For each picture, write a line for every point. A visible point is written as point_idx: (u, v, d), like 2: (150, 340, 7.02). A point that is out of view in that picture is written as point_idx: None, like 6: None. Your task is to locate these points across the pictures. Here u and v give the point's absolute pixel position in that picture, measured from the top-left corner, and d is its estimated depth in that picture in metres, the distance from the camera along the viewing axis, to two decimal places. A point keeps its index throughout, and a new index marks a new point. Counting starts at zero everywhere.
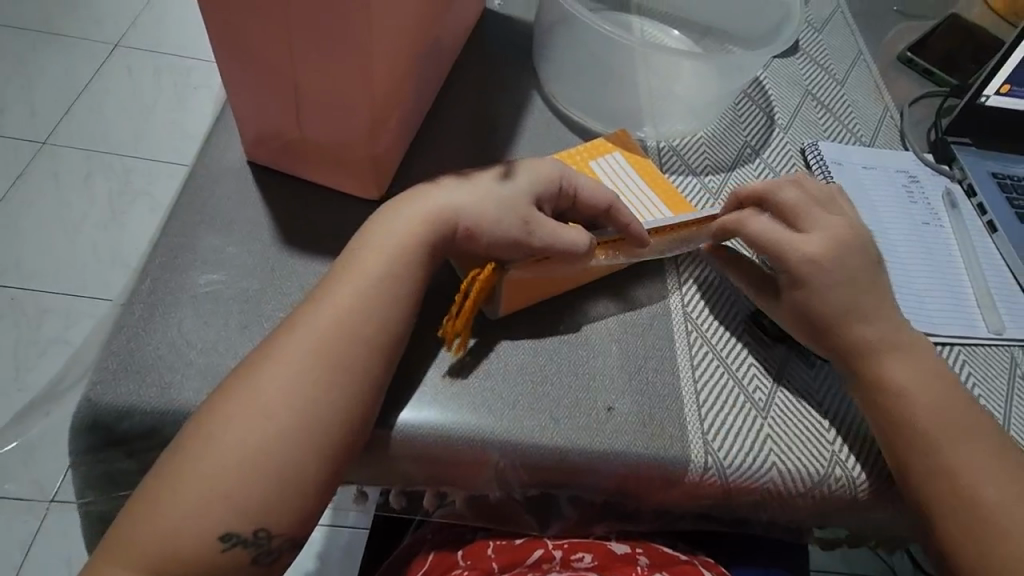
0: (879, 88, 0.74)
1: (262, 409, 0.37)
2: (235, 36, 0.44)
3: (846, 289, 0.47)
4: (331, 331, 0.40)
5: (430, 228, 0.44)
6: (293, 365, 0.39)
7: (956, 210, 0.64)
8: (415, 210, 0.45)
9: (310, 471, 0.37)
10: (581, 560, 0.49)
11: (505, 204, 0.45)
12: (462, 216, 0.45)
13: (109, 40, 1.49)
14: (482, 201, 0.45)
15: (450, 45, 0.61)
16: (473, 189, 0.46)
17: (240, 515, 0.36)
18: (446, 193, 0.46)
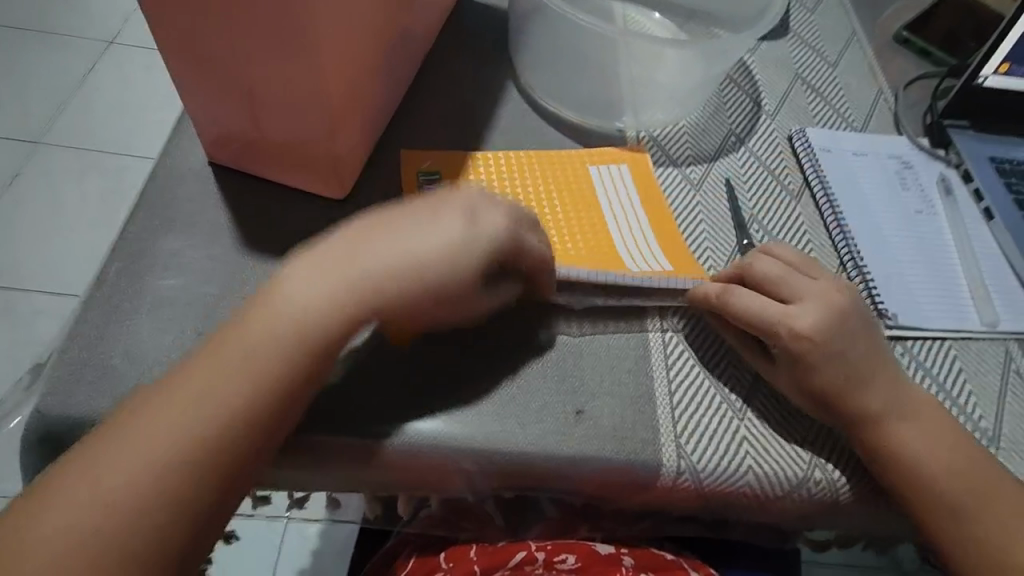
0: (874, 69, 0.71)
1: (183, 420, 0.35)
2: (186, 36, 0.43)
3: (826, 363, 0.43)
4: (273, 355, 0.37)
5: (358, 301, 0.38)
6: (221, 381, 0.36)
7: (950, 197, 0.62)
8: (346, 268, 0.39)
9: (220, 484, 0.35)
10: (565, 562, 0.45)
11: (445, 263, 0.40)
12: (393, 281, 0.39)
13: (102, 37, 1.48)
14: (417, 257, 0.40)
15: (421, 36, 0.59)
16: (415, 240, 0.40)
17: (130, 531, 0.33)
18: (374, 241, 0.40)
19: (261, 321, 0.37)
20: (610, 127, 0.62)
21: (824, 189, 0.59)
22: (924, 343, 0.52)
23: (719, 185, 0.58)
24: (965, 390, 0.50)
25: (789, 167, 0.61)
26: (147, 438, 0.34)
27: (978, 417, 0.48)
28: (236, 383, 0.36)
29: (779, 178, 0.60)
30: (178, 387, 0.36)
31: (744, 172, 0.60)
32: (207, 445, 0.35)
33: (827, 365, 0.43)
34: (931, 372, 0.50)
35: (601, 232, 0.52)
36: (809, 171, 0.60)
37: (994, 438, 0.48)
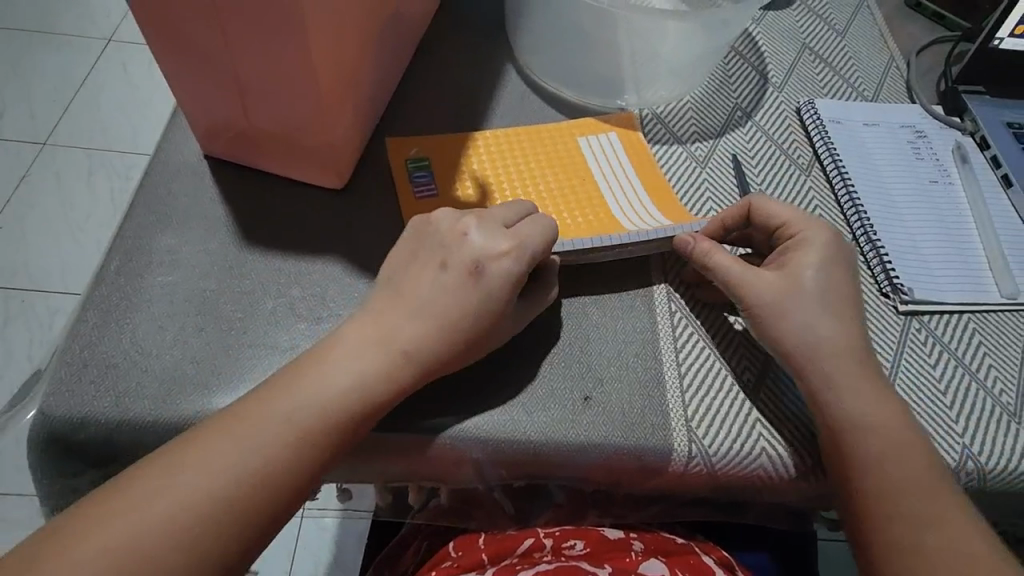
0: (884, 36, 0.69)
1: (248, 450, 0.35)
2: (169, 29, 0.42)
3: (828, 271, 0.44)
4: (349, 392, 0.38)
5: (380, 377, 0.39)
6: (298, 415, 0.37)
7: (967, 165, 0.59)
8: (371, 352, 0.39)
9: (268, 496, 0.35)
10: (573, 548, 0.45)
11: (463, 335, 0.40)
12: (412, 355, 0.39)
13: (101, 35, 1.47)
14: (439, 324, 0.40)
15: (415, 20, 0.58)
16: (440, 308, 0.40)
17: (192, 554, 0.33)
18: (399, 315, 0.40)
19: (336, 361, 0.39)
20: (611, 105, 0.60)
21: (834, 162, 0.57)
22: (940, 318, 0.50)
23: (726, 162, 0.57)
24: (984, 365, 0.48)
25: (797, 141, 0.59)
26: (211, 461, 0.35)
27: (998, 392, 0.47)
28: (313, 412, 0.37)
29: (788, 152, 0.58)
30: (240, 417, 0.36)
31: (752, 147, 0.58)
32: (273, 473, 0.35)
33: (829, 273, 0.44)
34: (947, 346, 0.49)
35: (594, 208, 0.51)
36: (819, 144, 0.58)
37: (1016, 414, 0.46)
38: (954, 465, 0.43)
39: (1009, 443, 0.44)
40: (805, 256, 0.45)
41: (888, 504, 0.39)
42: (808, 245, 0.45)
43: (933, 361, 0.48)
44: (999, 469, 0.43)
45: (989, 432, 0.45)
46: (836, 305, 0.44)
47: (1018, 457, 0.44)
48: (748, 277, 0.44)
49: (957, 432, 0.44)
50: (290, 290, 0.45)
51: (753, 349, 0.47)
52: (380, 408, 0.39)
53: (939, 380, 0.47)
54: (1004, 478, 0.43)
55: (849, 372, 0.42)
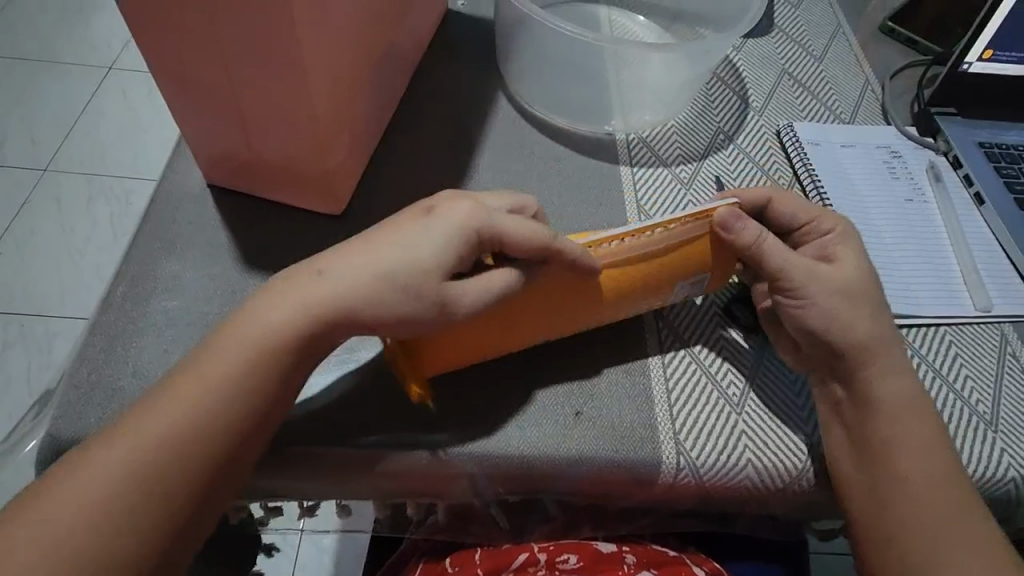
0: (859, 61, 0.72)
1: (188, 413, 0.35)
2: (175, 68, 0.45)
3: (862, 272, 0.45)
4: (274, 339, 0.37)
5: (297, 326, 0.37)
6: (233, 374, 0.36)
7: (940, 184, 0.62)
8: (304, 303, 0.38)
9: (200, 460, 0.35)
10: (567, 562, 0.46)
11: (397, 289, 0.38)
12: (337, 305, 0.38)
13: (102, 63, 1.50)
14: (374, 273, 0.38)
15: (410, 52, 0.60)
16: (375, 255, 0.38)
17: (137, 520, 0.33)
18: (339, 260, 0.39)
19: (262, 310, 0.38)
20: (599, 130, 0.62)
21: (814, 183, 0.59)
22: (919, 331, 0.52)
23: (710, 183, 0.59)
24: (961, 375, 0.50)
25: (778, 162, 0.62)
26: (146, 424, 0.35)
27: (975, 402, 0.49)
28: (242, 368, 0.37)
29: (768, 173, 0.61)
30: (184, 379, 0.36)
31: (734, 168, 0.60)
32: (207, 434, 0.35)
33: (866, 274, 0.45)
34: (926, 358, 0.50)
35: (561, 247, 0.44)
36: (799, 166, 0.61)
37: (992, 422, 0.48)
38: None
39: (986, 451, 0.46)
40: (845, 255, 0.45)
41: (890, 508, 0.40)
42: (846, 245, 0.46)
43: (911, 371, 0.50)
44: (972, 474, 0.45)
45: (966, 441, 0.46)
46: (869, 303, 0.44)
47: (995, 464, 0.45)
48: (799, 264, 0.43)
49: None
50: None
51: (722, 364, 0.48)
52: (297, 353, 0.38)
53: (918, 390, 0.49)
54: (982, 486, 0.45)
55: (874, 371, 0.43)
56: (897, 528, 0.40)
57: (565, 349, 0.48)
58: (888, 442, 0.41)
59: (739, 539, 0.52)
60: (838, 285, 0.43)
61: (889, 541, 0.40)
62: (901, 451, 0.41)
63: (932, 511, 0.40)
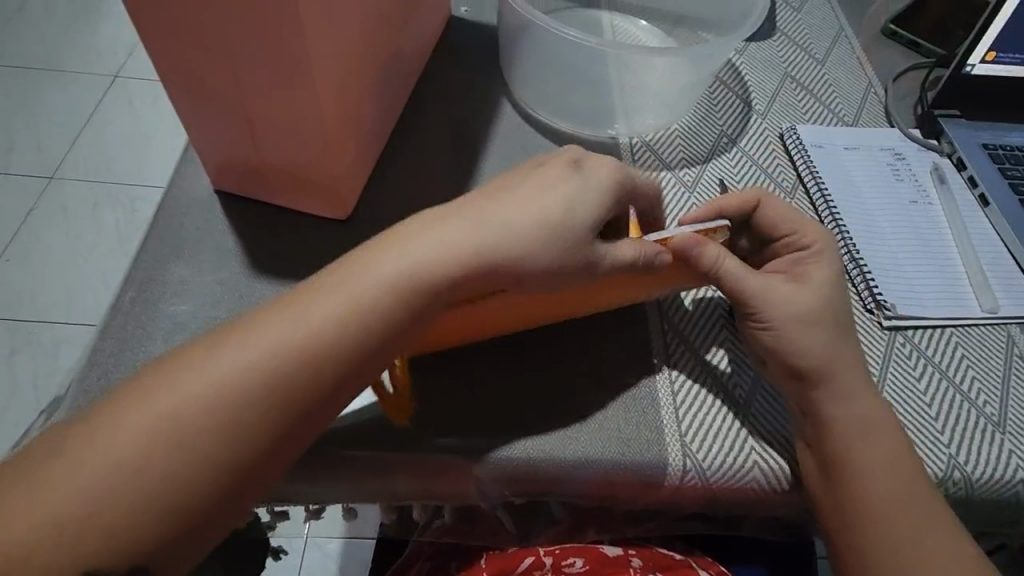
0: (862, 64, 0.72)
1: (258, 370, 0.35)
2: (182, 75, 0.45)
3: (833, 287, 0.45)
4: (376, 300, 0.37)
5: (442, 269, 0.38)
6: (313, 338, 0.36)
7: (945, 185, 0.62)
8: (453, 253, 0.39)
9: (259, 424, 0.34)
10: (573, 566, 0.46)
11: (546, 239, 0.39)
12: (485, 250, 0.39)
13: (109, 71, 1.52)
14: (527, 227, 0.39)
15: (414, 59, 0.61)
16: (527, 209, 0.40)
17: (186, 478, 0.33)
18: (490, 208, 0.40)
19: (403, 252, 0.39)
20: (602, 135, 0.63)
21: (817, 185, 0.60)
22: (924, 333, 0.52)
23: (714, 187, 0.59)
24: (968, 377, 0.50)
25: (781, 165, 0.62)
26: (182, 397, 0.34)
27: (982, 403, 0.48)
28: (331, 329, 0.36)
29: (772, 176, 0.61)
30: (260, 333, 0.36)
31: (737, 171, 0.61)
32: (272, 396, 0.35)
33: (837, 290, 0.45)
34: (931, 359, 0.50)
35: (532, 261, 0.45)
36: (803, 169, 0.61)
37: (1000, 423, 0.47)
38: (940, 474, 0.44)
39: (994, 452, 0.46)
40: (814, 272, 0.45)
41: (875, 517, 0.40)
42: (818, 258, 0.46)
43: (918, 373, 0.49)
44: (980, 476, 0.45)
45: (974, 442, 0.46)
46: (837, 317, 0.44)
47: (1003, 466, 0.45)
48: (762, 289, 0.43)
49: (943, 442, 0.46)
50: None
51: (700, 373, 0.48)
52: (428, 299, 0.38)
53: (925, 392, 0.49)
54: (990, 487, 0.45)
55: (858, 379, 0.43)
56: (861, 539, 0.40)
57: (568, 351, 0.48)
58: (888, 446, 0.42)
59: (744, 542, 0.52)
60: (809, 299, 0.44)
61: (860, 554, 0.40)
62: (877, 464, 0.41)
63: (900, 522, 0.40)
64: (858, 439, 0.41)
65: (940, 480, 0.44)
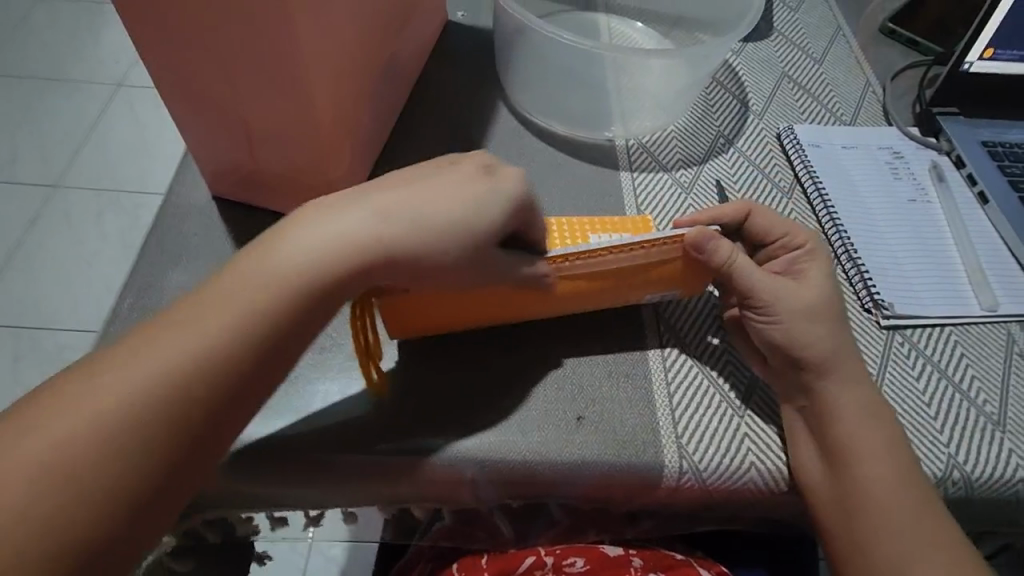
0: (860, 63, 0.72)
1: (164, 370, 0.34)
2: (180, 85, 0.46)
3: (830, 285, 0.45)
4: (280, 291, 0.37)
5: (344, 260, 0.38)
6: (220, 334, 0.35)
7: (943, 183, 0.62)
8: (353, 245, 0.38)
9: (171, 422, 0.33)
10: (573, 565, 0.46)
11: (453, 235, 0.40)
12: (387, 243, 0.39)
13: (113, 79, 1.53)
14: (421, 224, 0.39)
15: (410, 63, 0.61)
16: (430, 204, 0.40)
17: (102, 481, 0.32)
18: (389, 197, 0.40)
19: (297, 244, 0.38)
20: (599, 137, 0.63)
21: (814, 184, 0.59)
22: (923, 331, 0.52)
23: (711, 187, 0.59)
24: (967, 375, 0.50)
25: (779, 165, 0.62)
26: (86, 408, 0.32)
27: (982, 402, 0.48)
28: (239, 324, 0.36)
29: (769, 176, 0.61)
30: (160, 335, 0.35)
31: (734, 172, 0.61)
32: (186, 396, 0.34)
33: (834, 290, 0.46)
34: (930, 358, 0.50)
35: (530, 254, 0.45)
36: (800, 168, 0.61)
37: (1000, 422, 0.47)
38: (939, 474, 0.44)
39: (994, 451, 0.46)
40: (810, 272, 0.46)
41: (879, 515, 0.40)
42: (814, 260, 0.47)
43: (916, 372, 0.49)
44: (979, 475, 0.44)
45: (973, 441, 0.46)
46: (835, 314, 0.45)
47: (1003, 464, 0.45)
48: (766, 288, 0.43)
49: (942, 442, 0.46)
50: None
51: (696, 372, 0.48)
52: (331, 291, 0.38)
53: (923, 391, 0.48)
54: (990, 486, 0.44)
55: (856, 377, 0.43)
56: (866, 531, 0.40)
57: (566, 354, 0.48)
58: (887, 447, 0.41)
59: (743, 539, 0.52)
60: (806, 298, 0.44)
61: (862, 552, 0.40)
62: (877, 456, 0.41)
63: (900, 517, 0.40)
64: (860, 437, 0.41)
65: (939, 479, 0.44)
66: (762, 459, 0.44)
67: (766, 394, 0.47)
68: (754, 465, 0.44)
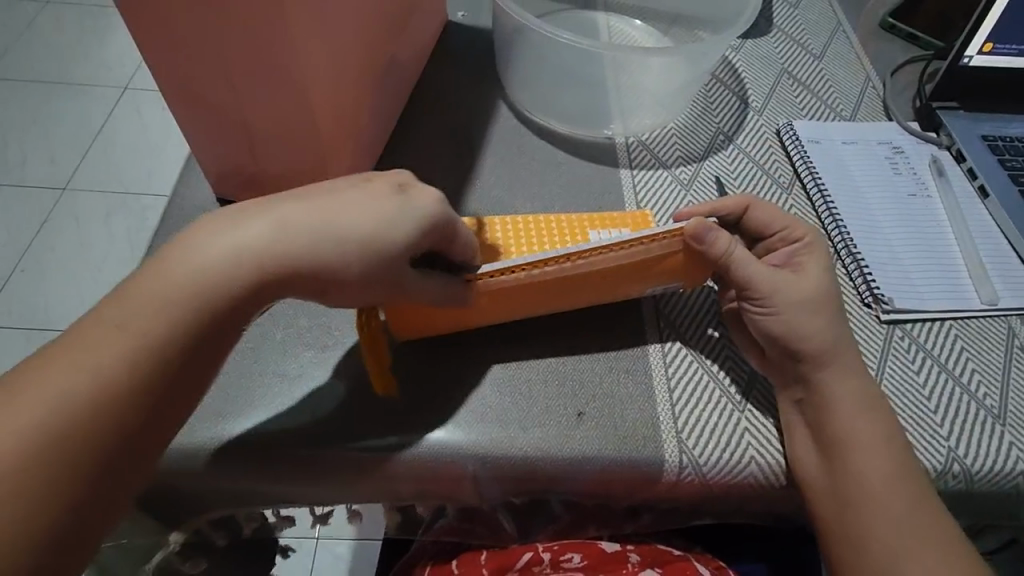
0: (860, 58, 0.72)
1: (67, 393, 0.32)
2: (184, 89, 0.46)
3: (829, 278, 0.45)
4: (183, 304, 0.35)
5: (247, 273, 0.36)
6: (125, 352, 0.34)
7: (943, 178, 0.62)
8: (258, 254, 0.37)
9: (85, 445, 0.32)
10: (570, 560, 0.47)
11: (365, 250, 0.38)
12: (292, 256, 0.37)
13: (118, 83, 1.55)
14: (327, 237, 0.37)
15: (411, 64, 0.62)
16: (336, 217, 0.38)
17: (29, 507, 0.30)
18: (293, 210, 0.38)
19: (196, 257, 0.36)
20: (599, 135, 0.63)
21: (814, 180, 0.60)
22: (923, 326, 0.52)
23: (710, 184, 0.59)
24: (967, 369, 0.50)
25: (778, 161, 0.62)
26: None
27: (982, 395, 0.48)
28: (142, 341, 0.34)
29: (769, 172, 0.61)
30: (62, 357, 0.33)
31: (734, 168, 0.61)
32: (94, 418, 0.32)
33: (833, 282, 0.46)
34: (930, 352, 0.50)
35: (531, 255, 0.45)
36: (799, 164, 0.61)
37: (1000, 416, 0.47)
38: (939, 468, 0.44)
39: (994, 444, 0.46)
40: (809, 266, 0.46)
41: (872, 509, 0.40)
42: (813, 253, 0.46)
43: (916, 366, 0.49)
44: (979, 468, 0.45)
45: (973, 435, 0.46)
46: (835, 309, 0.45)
47: (1003, 457, 0.45)
48: (766, 284, 0.43)
49: (942, 435, 0.46)
50: (300, 322, 0.49)
51: (696, 367, 0.48)
52: (233, 308, 0.36)
53: (923, 385, 0.48)
54: (990, 479, 0.45)
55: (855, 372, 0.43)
56: (861, 524, 0.40)
57: (568, 350, 0.48)
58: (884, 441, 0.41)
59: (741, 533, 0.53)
60: (806, 293, 0.44)
61: (856, 546, 0.40)
62: (874, 448, 0.41)
63: (895, 510, 0.40)
64: (859, 431, 0.41)
65: (938, 473, 0.44)
66: (761, 454, 0.44)
67: (766, 389, 0.47)
68: (754, 459, 0.44)
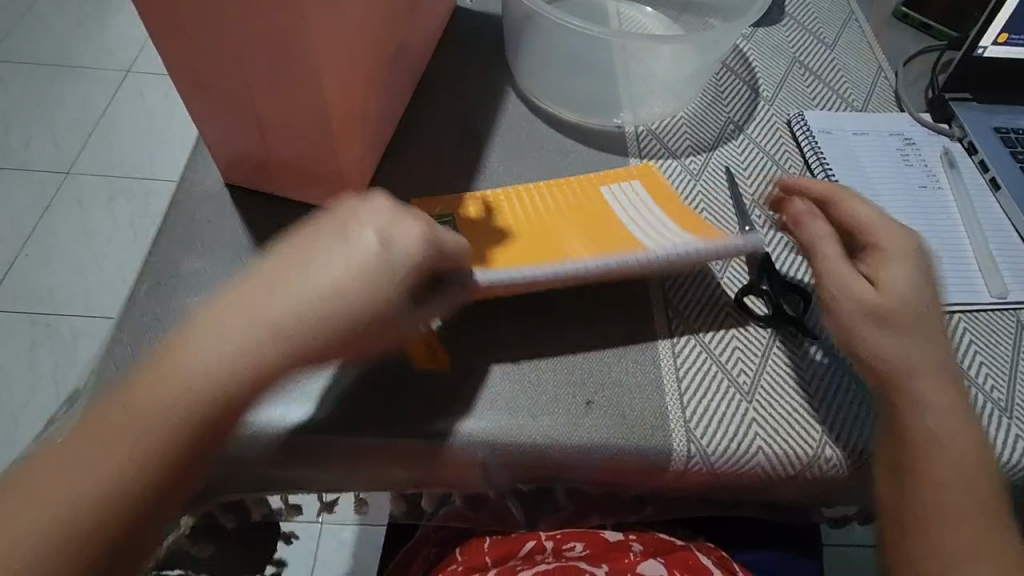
0: (872, 48, 0.71)
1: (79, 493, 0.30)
2: (192, 74, 0.46)
3: (914, 284, 0.43)
4: (196, 397, 0.32)
5: (254, 361, 0.32)
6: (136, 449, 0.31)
7: (955, 170, 0.61)
8: (262, 340, 0.32)
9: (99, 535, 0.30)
10: (573, 549, 0.47)
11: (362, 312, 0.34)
12: (295, 334, 0.33)
13: (120, 66, 1.53)
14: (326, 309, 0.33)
15: (419, 51, 0.61)
16: (316, 285, 0.33)
17: None
18: (293, 278, 0.34)
19: (198, 346, 0.32)
20: (608, 124, 0.63)
21: (824, 171, 0.59)
22: None
23: (720, 174, 0.59)
24: (975, 362, 0.50)
25: (789, 152, 0.62)
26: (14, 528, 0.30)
27: (989, 388, 0.48)
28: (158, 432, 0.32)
29: (779, 163, 0.61)
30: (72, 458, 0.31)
31: (744, 159, 0.60)
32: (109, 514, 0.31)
33: (921, 288, 0.43)
34: None
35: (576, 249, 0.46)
36: (810, 155, 0.60)
37: (1007, 409, 0.47)
38: None
39: (1001, 437, 0.46)
40: (893, 272, 0.43)
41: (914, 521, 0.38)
42: (900, 258, 0.44)
43: None
44: None
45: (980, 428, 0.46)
46: (924, 318, 0.42)
47: (1010, 450, 0.45)
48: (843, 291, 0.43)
49: None
50: None
51: (708, 356, 0.48)
52: (253, 398, 0.33)
53: None
54: None
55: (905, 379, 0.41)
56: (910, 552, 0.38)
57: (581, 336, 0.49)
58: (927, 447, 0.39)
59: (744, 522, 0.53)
60: (881, 302, 0.42)
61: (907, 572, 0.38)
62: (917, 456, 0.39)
63: (944, 532, 0.38)
64: None
65: None
66: (772, 444, 0.44)
67: (778, 378, 0.47)
68: (767, 450, 0.44)
